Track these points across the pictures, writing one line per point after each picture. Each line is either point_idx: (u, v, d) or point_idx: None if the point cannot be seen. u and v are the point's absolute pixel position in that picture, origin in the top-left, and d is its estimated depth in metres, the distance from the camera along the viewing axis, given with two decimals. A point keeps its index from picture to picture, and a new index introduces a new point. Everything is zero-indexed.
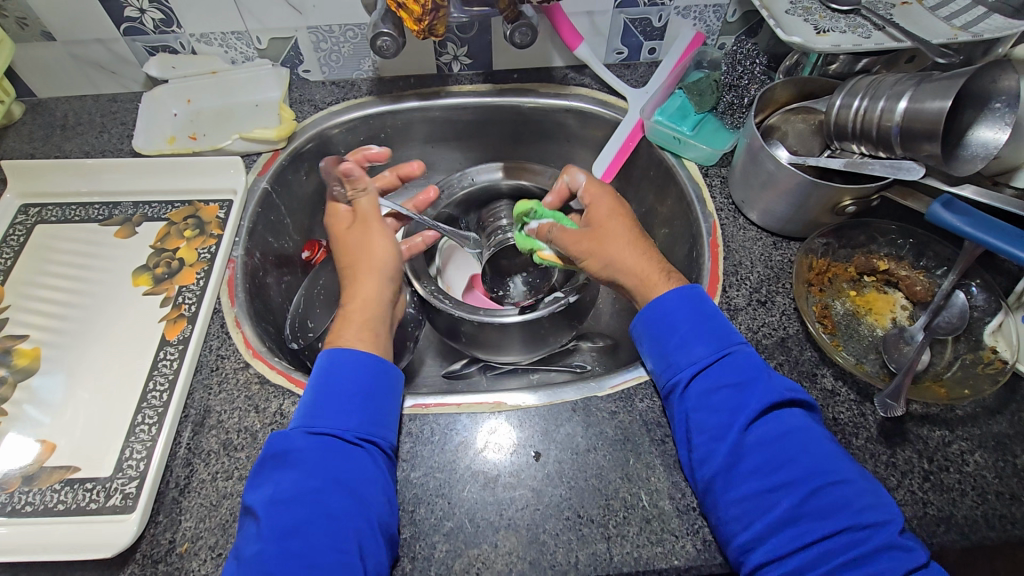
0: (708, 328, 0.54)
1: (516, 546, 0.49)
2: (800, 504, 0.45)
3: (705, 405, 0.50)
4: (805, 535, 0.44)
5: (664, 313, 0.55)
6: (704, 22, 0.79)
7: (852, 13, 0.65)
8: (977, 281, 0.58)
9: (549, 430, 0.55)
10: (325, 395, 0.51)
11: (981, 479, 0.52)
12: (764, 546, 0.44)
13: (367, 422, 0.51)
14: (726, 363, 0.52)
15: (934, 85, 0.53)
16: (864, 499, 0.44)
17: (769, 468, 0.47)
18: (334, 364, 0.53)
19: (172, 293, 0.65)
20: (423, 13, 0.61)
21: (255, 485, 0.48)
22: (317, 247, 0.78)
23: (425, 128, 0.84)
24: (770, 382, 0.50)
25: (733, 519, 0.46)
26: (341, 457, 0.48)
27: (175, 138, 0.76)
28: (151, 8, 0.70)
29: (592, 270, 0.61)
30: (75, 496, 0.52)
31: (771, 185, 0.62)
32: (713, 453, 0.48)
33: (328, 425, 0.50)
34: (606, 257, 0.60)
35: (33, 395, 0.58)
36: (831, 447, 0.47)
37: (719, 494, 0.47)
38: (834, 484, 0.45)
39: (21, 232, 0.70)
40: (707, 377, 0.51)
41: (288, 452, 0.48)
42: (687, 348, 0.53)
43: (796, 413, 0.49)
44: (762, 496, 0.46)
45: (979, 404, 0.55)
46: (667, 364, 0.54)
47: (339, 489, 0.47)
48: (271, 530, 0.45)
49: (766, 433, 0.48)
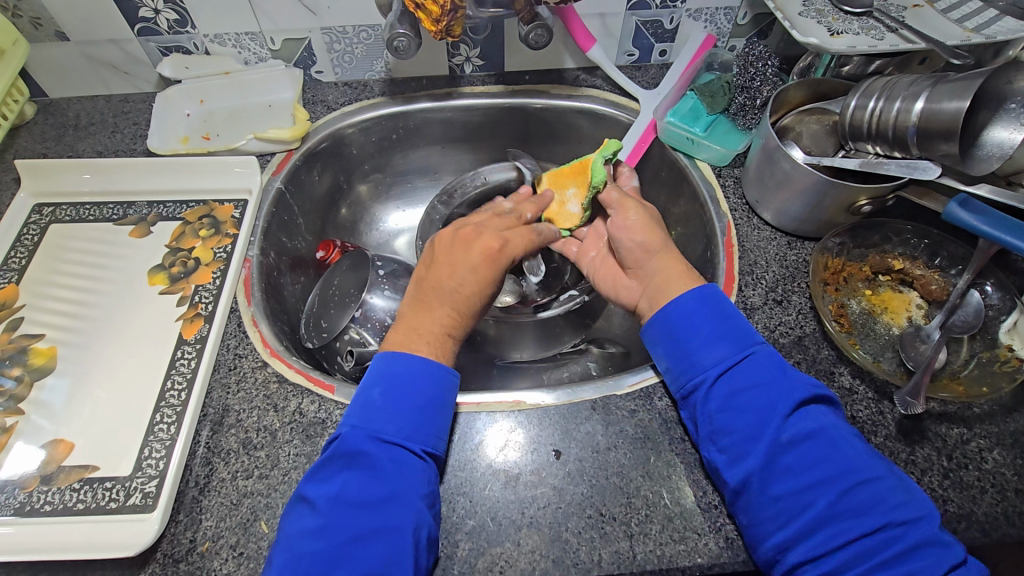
0: (728, 329, 0.53)
1: (538, 544, 0.49)
2: (836, 503, 0.44)
3: (731, 405, 0.50)
4: (845, 534, 0.43)
5: (684, 313, 0.55)
6: (714, 24, 0.79)
7: (864, 16, 0.66)
8: (992, 281, 0.59)
9: (569, 429, 0.55)
10: (398, 399, 0.51)
11: (1000, 477, 0.52)
12: (803, 545, 0.44)
13: (438, 436, 0.51)
14: (749, 363, 0.51)
15: (949, 85, 0.54)
16: (899, 495, 0.44)
17: (803, 467, 0.46)
18: (434, 376, 0.52)
19: (188, 292, 0.65)
20: (442, 14, 0.61)
21: (316, 479, 0.48)
22: (332, 247, 0.77)
23: (437, 129, 0.84)
24: (794, 379, 0.50)
25: (768, 519, 0.46)
26: (405, 467, 0.48)
27: (188, 138, 0.76)
28: (166, 8, 0.70)
29: (643, 233, 0.61)
30: (95, 495, 0.52)
31: (787, 184, 0.62)
32: (747, 453, 0.48)
33: (396, 432, 0.49)
34: (656, 231, 0.61)
35: (48, 395, 0.58)
36: (860, 444, 0.47)
37: (754, 496, 0.47)
38: (868, 481, 0.45)
39: (35, 231, 0.70)
40: (732, 376, 0.51)
41: (356, 452, 0.48)
42: (711, 346, 0.53)
43: (822, 411, 0.49)
44: (797, 495, 0.45)
45: (996, 402, 0.55)
46: (689, 364, 0.53)
47: (405, 498, 0.46)
48: (329, 532, 0.44)
49: (799, 431, 0.47)
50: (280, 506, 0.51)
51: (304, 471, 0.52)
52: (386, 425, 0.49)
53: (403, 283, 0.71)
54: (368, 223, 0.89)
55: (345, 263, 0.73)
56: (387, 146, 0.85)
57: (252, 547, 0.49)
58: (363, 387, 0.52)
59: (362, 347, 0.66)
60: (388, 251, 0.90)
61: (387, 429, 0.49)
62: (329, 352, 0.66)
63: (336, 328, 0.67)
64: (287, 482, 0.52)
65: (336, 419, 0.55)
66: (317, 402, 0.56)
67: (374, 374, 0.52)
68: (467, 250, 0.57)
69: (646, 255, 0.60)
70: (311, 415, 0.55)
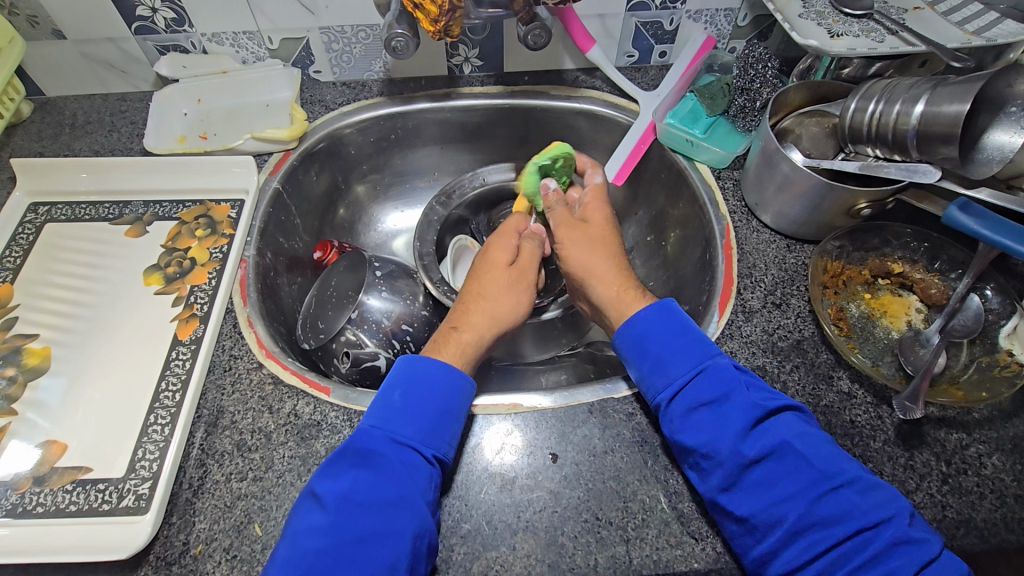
0: (683, 345, 0.53)
1: (534, 549, 0.49)
2: (806, 513, 0.44)
3: (688, 424, 0.50)
4: (817, 544, 0.43)
5: (636, 335, 0.56)
6: (715, 26, 0.79)
7: (865, 18, 0.65)
8: (991, 285, 0.58)
9: (565, 432, 0.55)
10: (416, 402, 0.51)
11: (999, 482, 0.52)
12: (780, 556, 0.44)
13: (450, 443, 0.51)
14: (701, 379, 0.51)
15: (950, 88, 0.54)
16: (870, 500, 0.44)
17: (769, 480, 0.46)
18: (458, 378, 0.53)
19: (183, 293, 0.64)
20: (440, 14, 0.60)
21: (327, 475, 0.47)
22: (330, 248, 0.76)
23: (436, 129, 0.84)
24: (749, 393, 0.50)
25: (747, 531, 0.46)
26: (415, 471, 0.48)
27: (185, 137, 0.75)
28: (164, 6, 0.70)
29: (573, 269, 0.64)
30: (87, 497, 0.52)
31: (786, 187, 0.62)
32: (711, 470, 0.48)
33: (412, 434, 0.49)
34: (597, 255, 0.64)
35: (41, 396, 0.57)
36: (829, 451, 0.47)
37: (724, 513, 0.47)
38: (837, 489, 0.44)
39: (30, 230, 0.70)
40: (686, 395, 0.51)
41: (370, 451, 0.48)
42: (663, 368, 0.53)
43: (785, 420, 0.48)
44: (767, 510, 0.45)
45: (995, 407, 0.55)
46: (646, 387, 0.54)
47: (411, 502, 0.46)
48: (337, 530, 0.44)
49: (761, 448, 0.47)
50: (274, 509, 0.50)
51: (299, 474, 0.52)
52: (402, 428, 0.50)
53: (400, 284, 0.71)
54: (366, 224, 0.89)
55: (342, 264, 0.72)
56: (385, 147, 0.84)
57: (246, 550, 0.48)
58: (381, 388, 0.53)
59: (360, 348, 0.65)
60: (386, 251, 0.89)
61: (404, 431, 0.49)
62: (325, 353, 0.66)
63: (333, 329, 0.66)
64: (281, 485, 0.51)
65: (331, 421, 0.55)
66: (313, 404, 0.56)
67: (395, 377, 0.53)
68: (507, 275, 0.64)
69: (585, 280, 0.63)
70: (306, 417, 0.55)
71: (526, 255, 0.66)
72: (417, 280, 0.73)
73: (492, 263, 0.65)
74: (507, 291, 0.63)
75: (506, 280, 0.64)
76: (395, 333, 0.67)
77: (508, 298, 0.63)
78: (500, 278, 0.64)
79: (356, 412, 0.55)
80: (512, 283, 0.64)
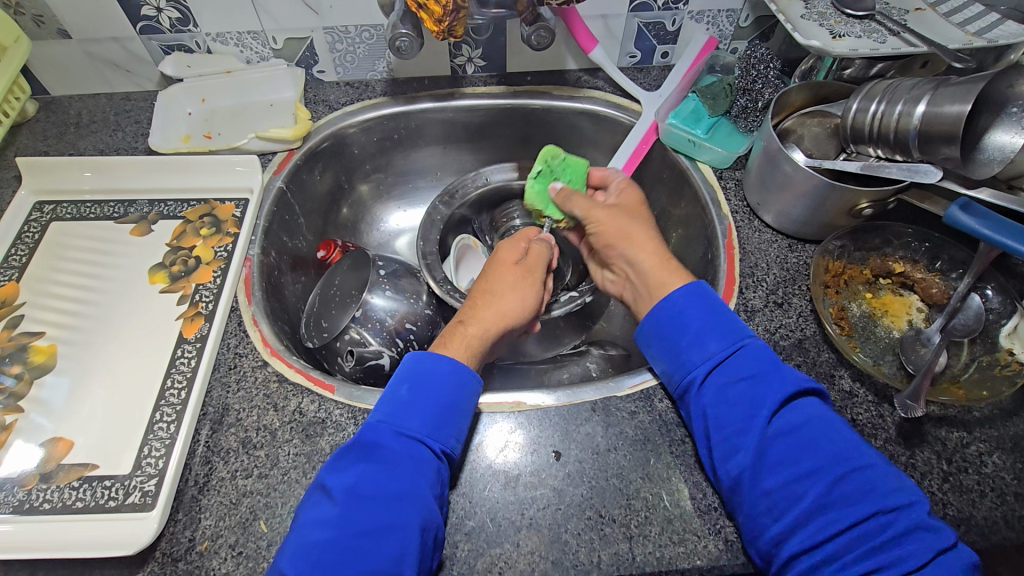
0: (719, 324, 0.54)
1: (538, 545, 0.49)
2: (827, 492, 0.44)
3: (721, 400, 0.50)
4: (836, 523, 0.43)
5: (675, 312, 0.56)
6: (717, 27, 0.79)
7: (866, 19, 0.66)
8: (992, 284, 0.59)
9: (568, 430, 0.55)
10: (423, 397, 0.51)
11: (999, 481, 0.52)
12: (795, 536, 0.44)
13: (456, 437, 0.51)
14: (739, 357, 0.52)
15: (952, 89, 0.54)
16: (891, 483, 0.44)
17: (795, 457, 0.46)
18: (465, 373, 0.53)
19: (189, 292, 0.65)
20: (444, 14, 0.61)
21: (334, 470, 0.48)
22: (333, 247, 0.77)
23: (439, 129, 0.84)
24: (784, 373, 0.51)
25: (764, 512, 0.46)
26: (422, 464, 0.48)
27: (189, 137, 0.76)
28: (169, 7, 0.70)
29: (611, 237, 0.65)
30: (94, 494, 0.52)
31: (788, 187, 0.62)
32: (739, 446, 0.48)
33: (419, 428, 0.50)
34: (635, 229, 0.64)
35: (47, 394, 0.58)
36: (849, 433, 0.47)
37: (745, 493, 0.47)
38: (859, 470, 0.45)
39: (35, 228, 0.70)
40: (721, 372, 0.51)
41: (376, 444, 0.48)
42: (700, 344, 0.53)
43: (813, 403, 0.49)
44: (789, 486, 0.45)
45: (996, 406, 0.55)
46: (679, 363, 0.54)
47: (418, 495, 0.46)
48: (346, 524, 0.44)
49: (785, 426, 0.48)
50: (279, 506, 0.50)
51: (303, 471, 0.52)
52: (410, 422, 0.50)
53: (404, 283, 0.71)
54: (369, 223, 0.89)
55: (345, 263, 0.73)
56: (388, 146, 0.85)
57: (252, 546, 0.49)
58: (390, 382, 0.53)
59: (363, 347, 0.66)
60: (389, 250, 0.90)
61: (411, 425, 0.50)
62: (328, 352, 0.66)
63: (336, 328, 0.66)
64: (286, 482, 0.52)
65: (336, 419, 0.55)
66: (318, 402, 0.56)
67: (402, 372, 0.53)
68: (513, 273, 0.64)
69: (627, 246, 0.64)
70: (311, 415, 0.55)
71: (534, 253, 0.66)
72: (420, 279, 0.74)
73: (500, 260, 0.66)
74: (512, 287, 0.63)
75: (509, 276, 0.64)
76: (399, 332, 0.68)
77: (514, 293, 0.63)
78: (506, 275, 0.64)
79: (361, 410, 0.56)
80: (520, 279, 0.64)
